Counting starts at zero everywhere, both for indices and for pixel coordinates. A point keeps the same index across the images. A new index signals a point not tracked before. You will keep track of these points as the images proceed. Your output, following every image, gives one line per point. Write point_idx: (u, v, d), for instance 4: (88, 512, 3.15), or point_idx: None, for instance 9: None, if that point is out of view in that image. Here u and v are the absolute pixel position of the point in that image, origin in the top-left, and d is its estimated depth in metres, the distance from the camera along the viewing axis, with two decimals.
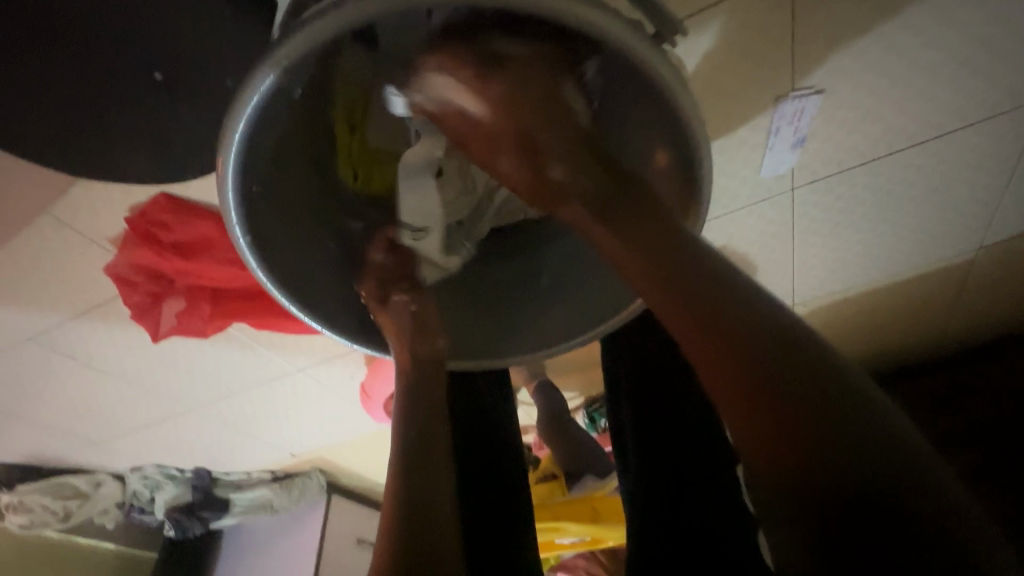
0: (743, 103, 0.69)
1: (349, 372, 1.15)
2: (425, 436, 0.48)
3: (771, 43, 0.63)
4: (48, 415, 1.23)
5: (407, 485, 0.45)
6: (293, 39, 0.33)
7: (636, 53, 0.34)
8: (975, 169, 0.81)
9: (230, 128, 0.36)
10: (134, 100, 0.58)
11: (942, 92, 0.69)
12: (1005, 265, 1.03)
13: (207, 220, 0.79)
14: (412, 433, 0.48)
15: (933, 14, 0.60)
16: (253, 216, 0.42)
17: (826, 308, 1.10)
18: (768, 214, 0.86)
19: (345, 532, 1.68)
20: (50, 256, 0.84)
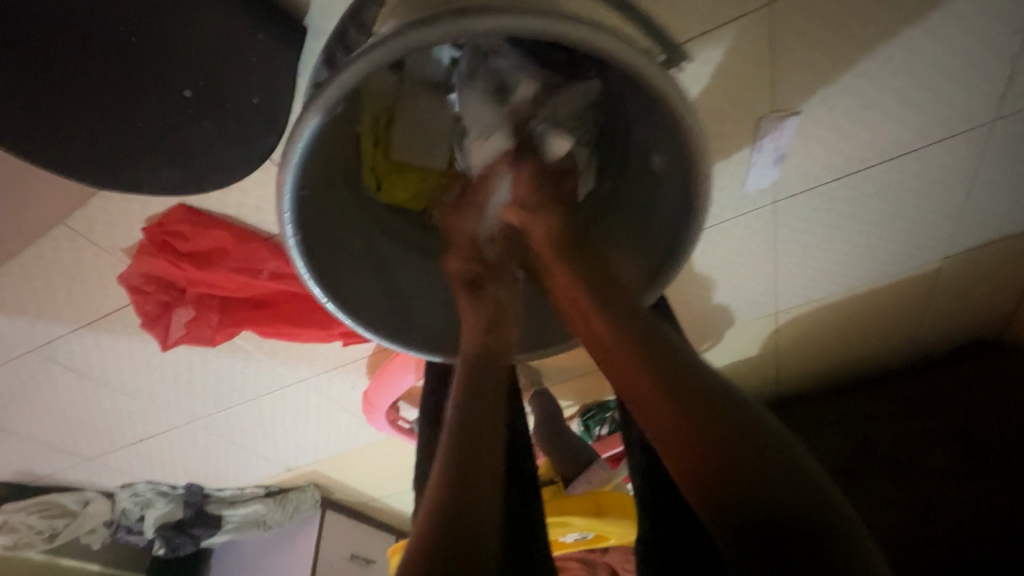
0: (730, 123, 0.76)
1: (350, 381, 1.17)
2: (471, 422, 0.48)
3: (754, 69, 0.69)
4: (42, 430, 1.22)
5: (454, 471, 0.44)
6: (365, 58, 0.37)
7: (652, 75, 0.39)
8: (938, 184, 0.89)
9: (293, 140, 0.40)
10: (165, 116, 0.61)
11: (906, 114, 0.77)
12: (970, 274, 1.11)
13: (223, 231, 0.82)
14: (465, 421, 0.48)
15: (895, 45, 0.68)
16: (301, 220, 0.45)
17: (809, 315, 1.16)
18: (753, 225, 0.92)
19: (339, 548, 1.67)
20: (62, 267, 0.86)
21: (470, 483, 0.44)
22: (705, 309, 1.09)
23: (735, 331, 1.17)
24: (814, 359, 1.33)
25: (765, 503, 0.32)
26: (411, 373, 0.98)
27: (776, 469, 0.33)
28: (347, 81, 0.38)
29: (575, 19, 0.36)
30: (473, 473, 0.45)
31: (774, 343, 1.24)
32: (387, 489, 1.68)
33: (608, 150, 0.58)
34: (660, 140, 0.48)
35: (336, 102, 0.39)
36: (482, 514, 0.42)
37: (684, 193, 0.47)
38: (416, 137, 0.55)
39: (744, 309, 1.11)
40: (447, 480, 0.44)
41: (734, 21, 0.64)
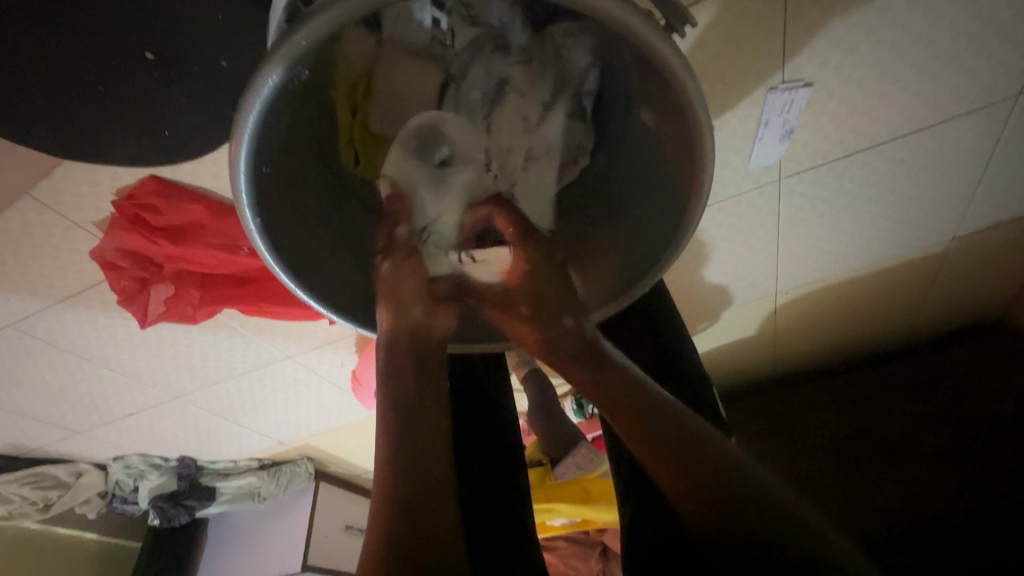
0: (736, 95, 0.71)
1: (339, 359, 1.15)
2: (422, 421, 0.45)
3: (765, 34, 0.64)
4: (27, 404, 1.20)
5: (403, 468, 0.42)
6: (320, 15, 0.32)
7: (648, 39, 0.35)
8: (950, 163, 0.85)
9: (245, 110, 0.35)
10: (125, 81, 0.56)
11: (922, 88, 0.72)
12: (976, 256, 1.08)
13: (197, 204, 0.78)
14: (409, 416, 0.45)
15: (919, 15, 0.63)
16: (260, 201, 0.41)
17: (807, 296, 1.13)
18: (756, 204, 0.88)
19: (333, 519, 1.69)
20: (31, 240, 0.82)
21: (421, 479, 0.42)
22: (703, 288, 1.06)
23: (732, 311, 1.15)
24: (812, 340, 1.31)
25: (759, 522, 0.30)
26: None
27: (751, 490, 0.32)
28: (303, 44, 0.33)
29: None
30: (420, 464, 0.42)
31: (771, 324, 1.22)
32: None
33: (604, 120, 0.53)
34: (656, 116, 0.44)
35: (292, 69, 0.35)
36: (434, 500, 0.41)
37: (683, 174, 0.43)
38: (395, 99, 0.49)
39: (742, 289, 1.08)
40: (396, 481, 0.41)
41: None
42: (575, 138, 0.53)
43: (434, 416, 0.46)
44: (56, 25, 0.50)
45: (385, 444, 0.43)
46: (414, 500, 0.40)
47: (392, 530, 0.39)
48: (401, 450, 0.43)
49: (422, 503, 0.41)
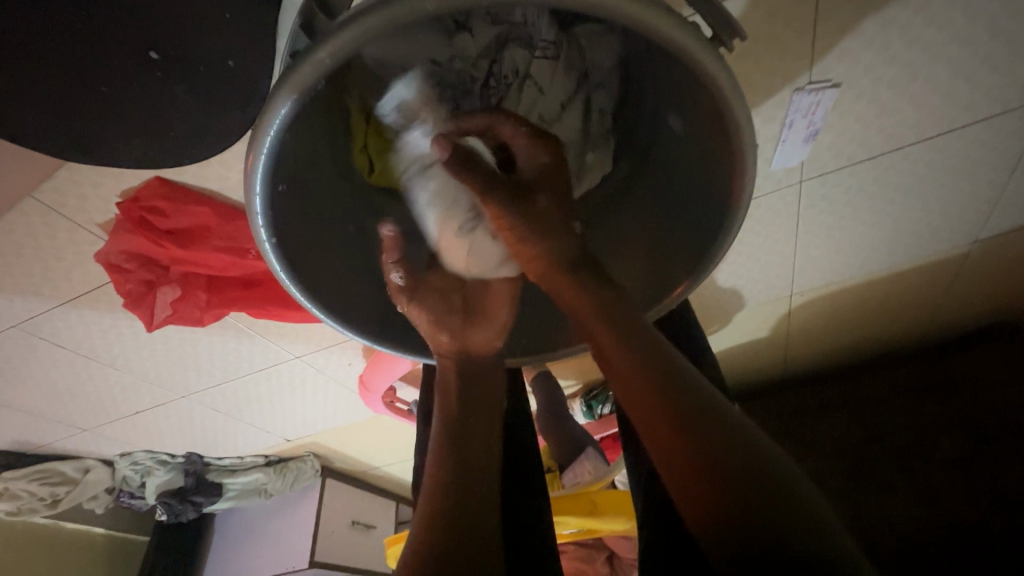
0: (760, 95, 0.68)
1: (347, 360, 1.14)
2: (476, 426, 0.49)
3: (794, 33, 0.61)
4: (33, 402, 1.20)
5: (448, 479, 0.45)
6: (344, 31, 0.30)
7: (692, 54, 0.33)
8: (978, 165, 0.82)
9: (262, 129, 0.34)
10: (127, 83, 0.52)
11: (954, 89, 0.70)
12: (999, 257, 1.05)
13: (203, 207, 0.76)
14: (459, 435, 0.48)
15: (958, 11, 0.60)
16: (275, 218, 0.40)
17: (822, 298, 1.11)
18: (776, 206, 0.86)
19: (339, 515, 1.69)
20: (35, 242, 0.80)
21: (469, 464, 0.46)
22: (717, 290, 1.04)
23: (746, 313, 1.13)
24: (826, 341, 1.29)
25: (761, 530, 0.27)
26: (407, 359, 0.94)
27: (751, 475, 0.29)
28: (324, 61, 0.31)
29: None
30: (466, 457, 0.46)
31: (785, 325, 1.20)
32: (387, 460, 1.68)
33: (631, 126, 0.49)
34: (690, 131, 0.41)
35: (312, 85, 0.32)
36: (476, 485, 0.45)
37: (722, 186, 0.41)
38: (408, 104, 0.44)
39: (757, 291, 1.06)
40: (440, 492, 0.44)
41: None
42: (599, 134, 0.49)
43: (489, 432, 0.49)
44: (57, 26, 0.48)
45: (440, 438, 0.48)
46: (462, 480, 0.45)
47: (443, 498, 0.43)
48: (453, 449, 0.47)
49: (468, 487, 0.44)
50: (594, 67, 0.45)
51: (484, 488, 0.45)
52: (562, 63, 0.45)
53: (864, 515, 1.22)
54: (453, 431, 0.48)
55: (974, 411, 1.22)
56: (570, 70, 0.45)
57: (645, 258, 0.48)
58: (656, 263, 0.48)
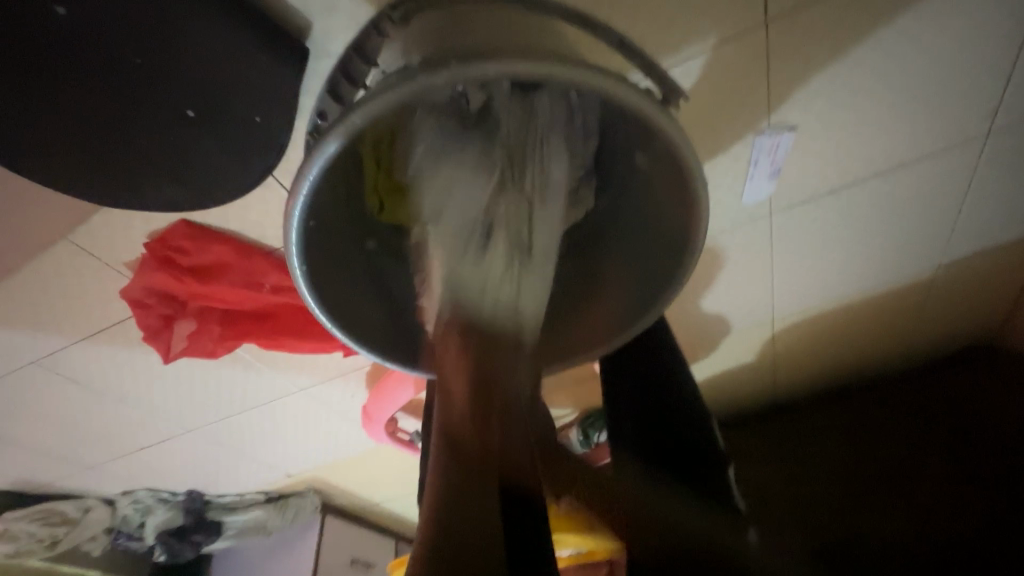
0: (727, 137, 0.77)
1: (350, 390, 1.18)
2: (471, 445, 0.42)
3: (750, 85, 0.70)
4: (41, 439, 1.22)
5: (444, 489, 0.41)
6: (373, 100, 0.38)
7: (652, 112, 0.40)
8: (932, 194, 0.90)
9: (301, 178, 0.41)
10: (168, 138, 0.58)
11: (898, 128, 0.79)
12: (967, 279, 1.12)
13: (223, 245, 0.83)
14: (461, 437, 0.43)
15: (890, 62, 0.70)
16: (306, 250, 0.46)
17: (803, 322, 1.17)
18: (751, 236, 0.93)
19: (339, 552, 1.67)
20: (64, 280, 0.86)
21: (464, 494, 0.40)
22: (703, 316, 1.10)
23: (733, 338, 1.18)
24: (812, 365, 1.34)
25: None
26: (409, 387, 0.98)
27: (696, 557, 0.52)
28: (355, 123, 0.39)
29: (581, 62, 0.38)
30: (465, 479, 0.41)
31: (771, 349, 1.24)
32: (386, 494, 1.67)
33: (608, 166, 0.55)
34: (655, 169, 0.49)
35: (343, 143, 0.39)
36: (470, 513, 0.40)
37: (685, 210, 0.48)
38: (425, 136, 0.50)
39: (742, 316, 1.12)
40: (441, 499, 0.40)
41: (730, 41, 0.65)
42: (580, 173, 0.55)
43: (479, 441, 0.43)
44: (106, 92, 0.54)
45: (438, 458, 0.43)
46: (460, 508, 0.40)
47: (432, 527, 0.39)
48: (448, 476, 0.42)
49: (464, 521, 0.39)
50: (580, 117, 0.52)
51: (487, 508, 0.40)
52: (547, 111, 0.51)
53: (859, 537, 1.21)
54: (456, 443, 0.43)
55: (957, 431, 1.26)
56: (552, 115, 0.51)
57: (625, 282, 0.55)
58: (632, 284, 0.55)
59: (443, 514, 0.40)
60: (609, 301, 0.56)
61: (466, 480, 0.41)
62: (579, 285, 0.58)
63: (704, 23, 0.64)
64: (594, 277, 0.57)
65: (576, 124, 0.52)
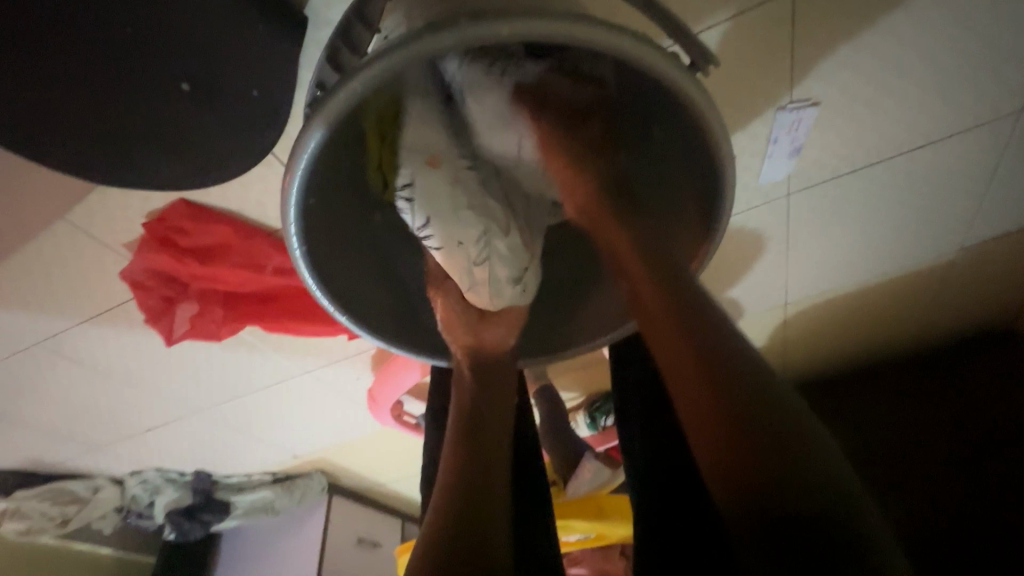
0: (745, 113, 0.73)
1: (355, 374, 1.17)
2: (492, 428, 0.49)
3: (774, 56, 0.67)
4: (47, 420, 1.22)
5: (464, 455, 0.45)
6: (373, 65, 0.35)
7: (676, 79, 0.37)
8: (958, 175, 0.87)
9: (299, 152, 0.38)
10: (162, 111, 0.55)
11: (927, 104, 0.75)
12: (988, 262, 1.09)
13: (223, 225, 0.81)
14: (471, 422, 0.49)
15: (924, 31, 0.66)
16: (307, 230, 0.44)
17: (817, 306, 1.15)
18: (766, 218, 0.90)
19: (346, 532, 1.69)
20: (63, 262, 0.85)
21: (479, 481, 0.45)
22: (714, 300, 1.07)
23: (743, 322, 1.16)
24: (824, 350, 1.31)
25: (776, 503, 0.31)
26: (414, 371, 0.97)
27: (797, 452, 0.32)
28: (354, 91, 0.36)
29: (601, 24, 0.35)
30: (483, 463, 0.46)
31: (782, 333, 1.22)
32: (392, 475, 1.68)
33: None
34: (676, 144, 0.46)
35: (342, 113, 0.37)
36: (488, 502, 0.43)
37: (710, 188, 0.45)
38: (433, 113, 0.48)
39: (753, 300, 1.09)
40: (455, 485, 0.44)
41: (754, 9, 0.62)
42: None
43: (500, 422, 0.50)
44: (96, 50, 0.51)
45: (455, 442, 0.48)
46: (471, 500, 0.43)
47: (447, 501, 0.43)
48: (463, 467, 0.45)
49: (475, 503, 0.43)
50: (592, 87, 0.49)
51: (499, 489, 0.45)
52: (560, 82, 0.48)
53: None
54: (469, 427, 0.48)
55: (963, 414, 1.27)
56: (565, 86, 0.48)
57: None
58: None
59: (455, 496, 0.43)
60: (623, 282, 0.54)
61: (484, 468, 0.46)
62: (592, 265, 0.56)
63: None
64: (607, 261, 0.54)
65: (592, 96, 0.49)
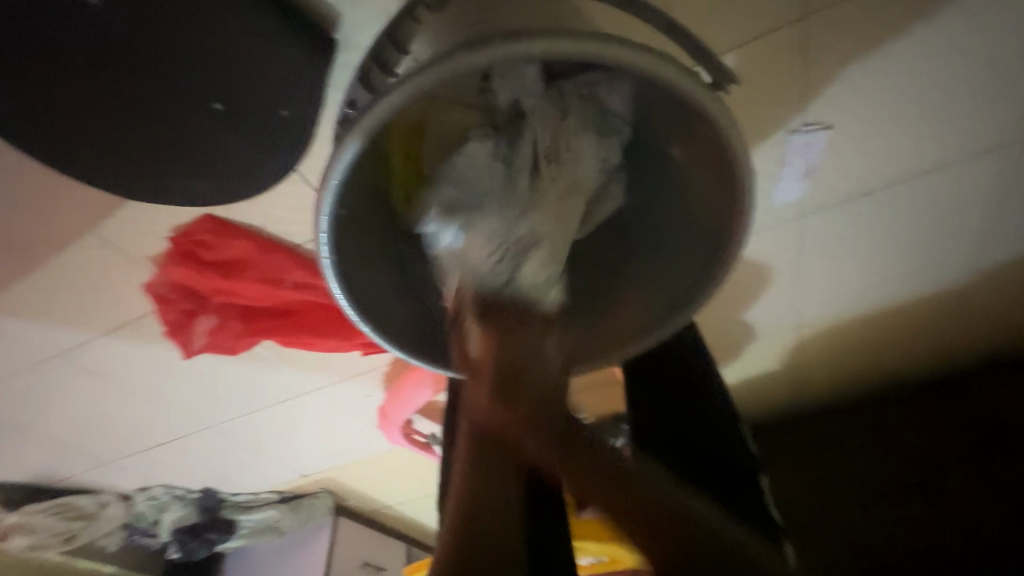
0: (756, 136, 0.75)
1: (366, 391, 1.17)
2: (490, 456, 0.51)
3: (785, 81, 0.68)
4: (61, 433, 1.23)
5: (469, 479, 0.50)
6: (409, 81, 0.36)
7: (696, 97, 0.39)
8: (972, 197, 0.87)
9: (334, 163, 0.39)
10: (195, 129, 0.58)
11: (939, 127, 0.76)
12: (1006, 286, 1.08)
13: (245, 240, 0.83)
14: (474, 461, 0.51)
15: (933, 56, 0.67)
16: (335, 240, 0.45)
17: (832, 329, 1.13)
18: (780, 239, 0.90)
19: (351, 555, 1.66)
20: (89, 274, 0.87)
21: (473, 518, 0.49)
22: (728, 320, 1.07)
23: (757, 344, 1.15)
24: (838, 374, 1.30)
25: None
26: (427, 388, 0.97)
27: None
28: (391, 105, 0.37)
29: (627, 45, 0.36)
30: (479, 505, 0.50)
31: (796, 357, 1.21)
32: (399, 497, 1.66)
33: (639, 161, 0.54)
34: (694, 161, 0.47)
35: (377, 126, 0.38)
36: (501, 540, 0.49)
37: (727, 206, 0.46)
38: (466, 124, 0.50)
39: (767, 322, 1.09)
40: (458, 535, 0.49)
41: (765, 34, 0.64)
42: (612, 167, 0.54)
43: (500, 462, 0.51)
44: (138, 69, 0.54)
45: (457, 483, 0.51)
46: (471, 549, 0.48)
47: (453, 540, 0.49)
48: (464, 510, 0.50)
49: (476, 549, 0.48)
50: (610, 109, 0.51)
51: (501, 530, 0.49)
52: (580, 103, 0.51)
53: (887, 541, 1.22)
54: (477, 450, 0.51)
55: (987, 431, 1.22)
56: (584, 107, 0.50)
57: (660, 277, 0.53)
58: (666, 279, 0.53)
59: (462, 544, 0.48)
60: (639, 296, 0.54)
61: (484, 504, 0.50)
62: (611, 277, 0.56)
63: (741, 16, 0.62)
64: (624, 275, 0.55)
65: (611, 116, 0.51)
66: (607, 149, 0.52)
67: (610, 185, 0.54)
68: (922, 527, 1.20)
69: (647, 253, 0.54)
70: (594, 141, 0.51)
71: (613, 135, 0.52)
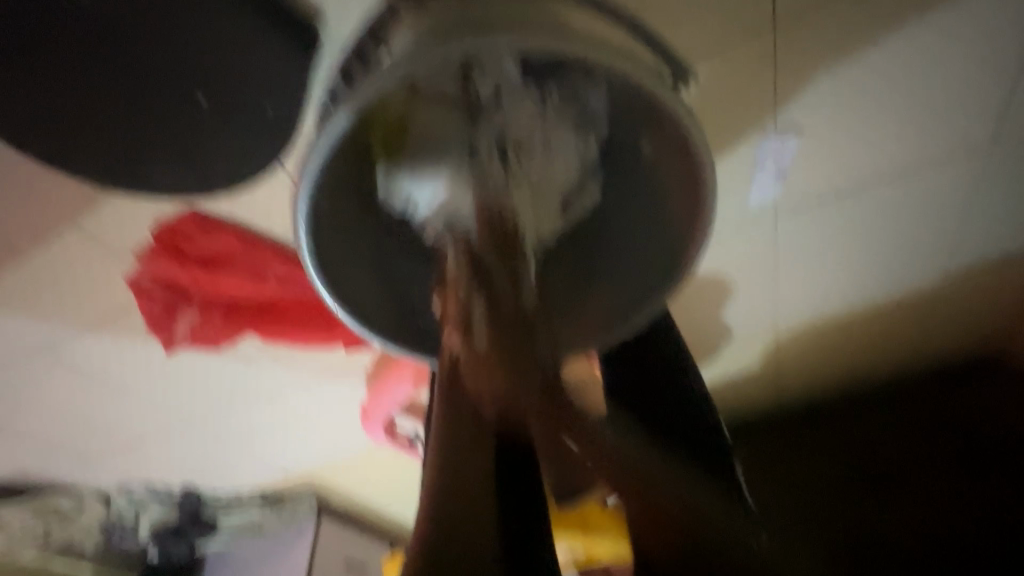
0: (732, 138, 0.77)
1: (350, 389, 1.18)
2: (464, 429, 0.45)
3: (758, 85, 0.71)
4: (40, 430, 1.22)
5: (445, 479, 0.44)
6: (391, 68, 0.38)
7: (662, 95, 0.41)
8: (937, 201, 0.91)
9: (315, 145, 0.41)
10: (179, 122, 0.59)
11: (903, 132, 0.79)
12: (972, 289, 1.12)
13: (230, 235, 0.84)
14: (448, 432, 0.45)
15: (896, 65, 0.71)
16: (314, 222, 0.47)
17: (809, 330, 1.16)
18: (756, 240, 0.93)
19: (334, 556, 1.65)
20: (71, 268, 0.87)
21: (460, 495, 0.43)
22: (706, 321, 1.09)
23: (736, 344, 1.17)
24: (816, 374, 1.33)
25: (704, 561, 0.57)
26: (409, 384, 0.98)
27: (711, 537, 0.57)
28: (376, 88, 0.39)
29: (598, 45, 0.39)
30: (460, 474, 0.44)
31: (774, 357, 1.24)
32: (383, 497, 1.66)
33: (616, 159, 0.56)
34: (664, 158, 0.49)
35: (360, 109, 0.40)
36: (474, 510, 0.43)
37: (693, 204, 0.48)
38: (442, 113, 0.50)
39: (745, 322, 1.11)
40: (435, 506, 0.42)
41: (738, 41, 0.66)
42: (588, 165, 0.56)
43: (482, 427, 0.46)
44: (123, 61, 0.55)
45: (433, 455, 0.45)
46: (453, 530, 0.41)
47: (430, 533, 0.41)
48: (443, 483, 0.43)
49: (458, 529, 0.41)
50: (589, 108, 0.53)
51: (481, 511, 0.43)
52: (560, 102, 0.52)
53: (855, 536, 1.28)
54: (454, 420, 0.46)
55: (939, 439, 1.34)
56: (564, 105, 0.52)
57: (632, 272, 0.55)
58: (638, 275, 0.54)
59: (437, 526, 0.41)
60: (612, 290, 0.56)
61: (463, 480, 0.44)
62: (587, 271, 0.58)
63: (715, 22, 0.65)
64: (598, 269, 0.57)
65: (589, 116, 0.53)
66: (585, 144, 0.54)
67: (585, 182, 0.56)
68: (886, 523, 1.28)
69: (621, 250, 0.56)
70: (573, 139, 0.54)
71: (590, 134, 0.54)
